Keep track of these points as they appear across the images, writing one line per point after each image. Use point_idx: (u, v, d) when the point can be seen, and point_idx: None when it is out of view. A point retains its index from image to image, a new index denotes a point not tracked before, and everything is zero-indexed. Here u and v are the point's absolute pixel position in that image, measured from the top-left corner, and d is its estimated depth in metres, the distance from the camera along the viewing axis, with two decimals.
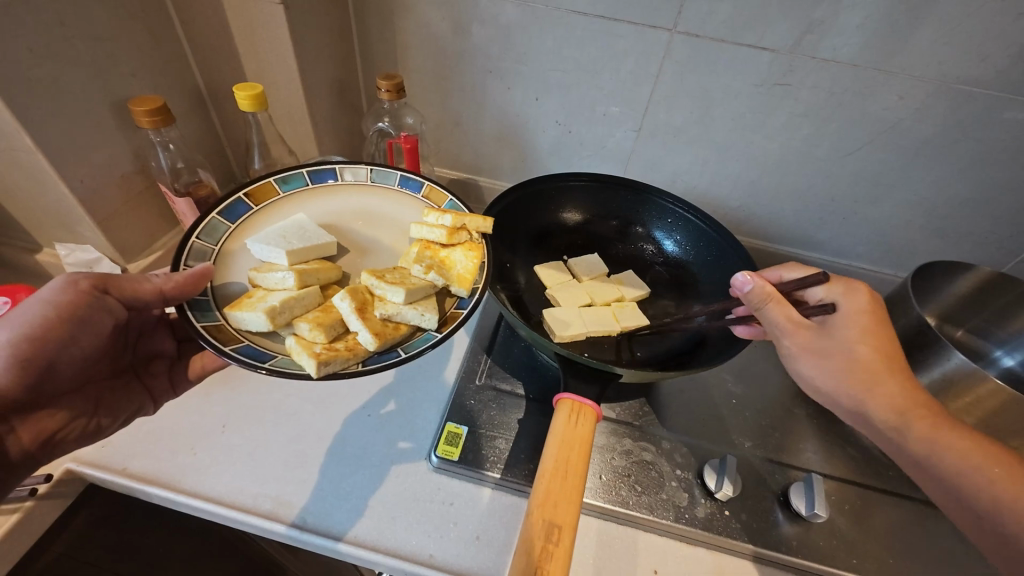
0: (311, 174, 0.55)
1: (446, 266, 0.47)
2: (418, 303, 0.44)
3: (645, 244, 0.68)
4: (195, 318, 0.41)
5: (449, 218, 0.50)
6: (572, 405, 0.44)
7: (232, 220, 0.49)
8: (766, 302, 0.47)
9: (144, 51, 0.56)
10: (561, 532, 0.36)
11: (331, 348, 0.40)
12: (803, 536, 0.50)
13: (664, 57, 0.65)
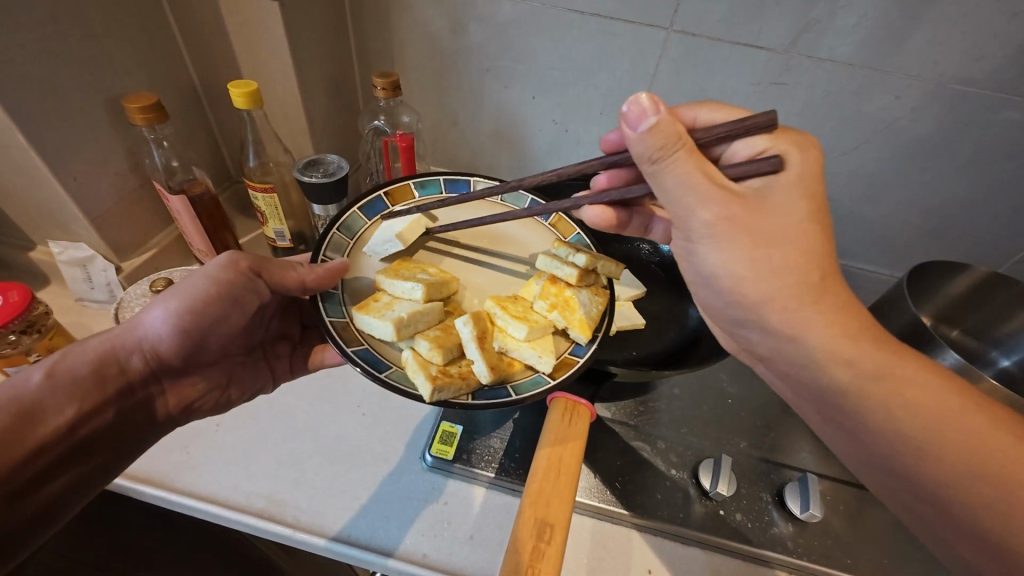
0: (448, 182, 0.57)
1: (570, 306, 0.47)
2: (537, 341, 0.44)
3: (641, 242, 0.68)
4: (326, 313, 0.44)
5: (584, 258, 0.50)
6: (567, 404, 0.44)
7: (370, 215, 0.53)
8: (676, 155, 0.36)
9: (140, 47, 0.56)
10: (554, 532, 0.36)
11: (447, 374, 0.41)
12: (797, 537, 0.50)
13: (662, 55, 0.65)
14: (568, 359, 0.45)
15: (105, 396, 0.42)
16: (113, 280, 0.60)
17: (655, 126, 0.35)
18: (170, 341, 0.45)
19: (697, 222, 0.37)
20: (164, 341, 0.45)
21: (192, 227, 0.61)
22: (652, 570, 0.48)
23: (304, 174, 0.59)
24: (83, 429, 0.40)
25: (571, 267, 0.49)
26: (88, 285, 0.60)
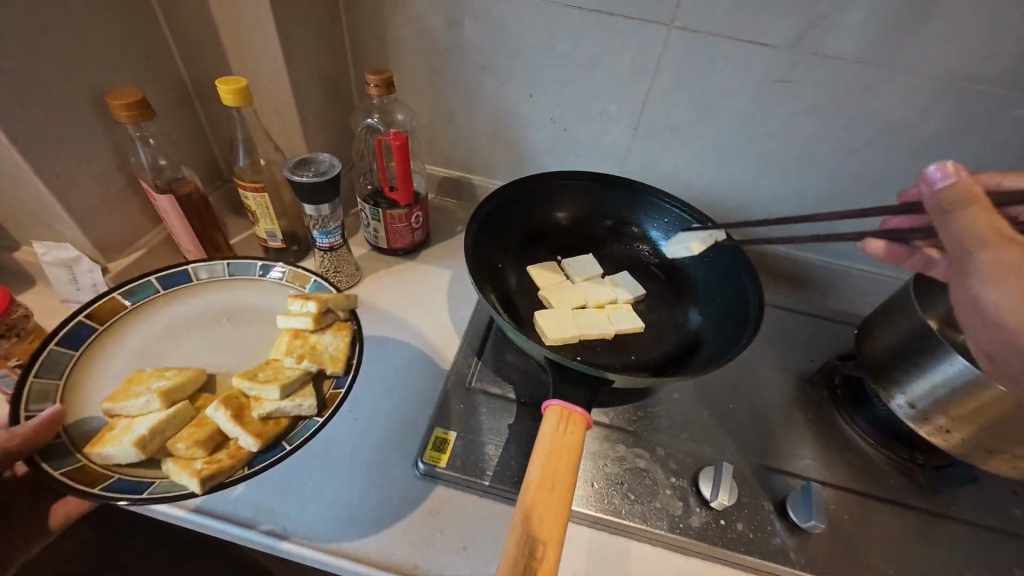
0: (161, 279, 0.52)
1: (317, 350, 0.47)
2: (294, 393, 0.43)
3: (641, 244, 0.66)
4: (51, 467, 0.38)
5: (313, 303, 0.48)
6: (561, 413, 0.43)
7: (77, 347, 0.46)
8: (969, 207, 0.38)
9: (127, 42, 0.54)
10: (546, 548, 0.35)
11: (213, 462, 0.40)
12: (800, 548, 0.49)
13: (662, 52, 0.64)
14: (331, 395, 0.45)
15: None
16: (99, 281, 0.59)
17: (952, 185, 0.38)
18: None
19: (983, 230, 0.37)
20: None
21: (181, 228, 0.59)
22: None
23: (295, 173, 0.58)
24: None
25: (302, 313, 0.48)
26: (73, 287, 0.59)
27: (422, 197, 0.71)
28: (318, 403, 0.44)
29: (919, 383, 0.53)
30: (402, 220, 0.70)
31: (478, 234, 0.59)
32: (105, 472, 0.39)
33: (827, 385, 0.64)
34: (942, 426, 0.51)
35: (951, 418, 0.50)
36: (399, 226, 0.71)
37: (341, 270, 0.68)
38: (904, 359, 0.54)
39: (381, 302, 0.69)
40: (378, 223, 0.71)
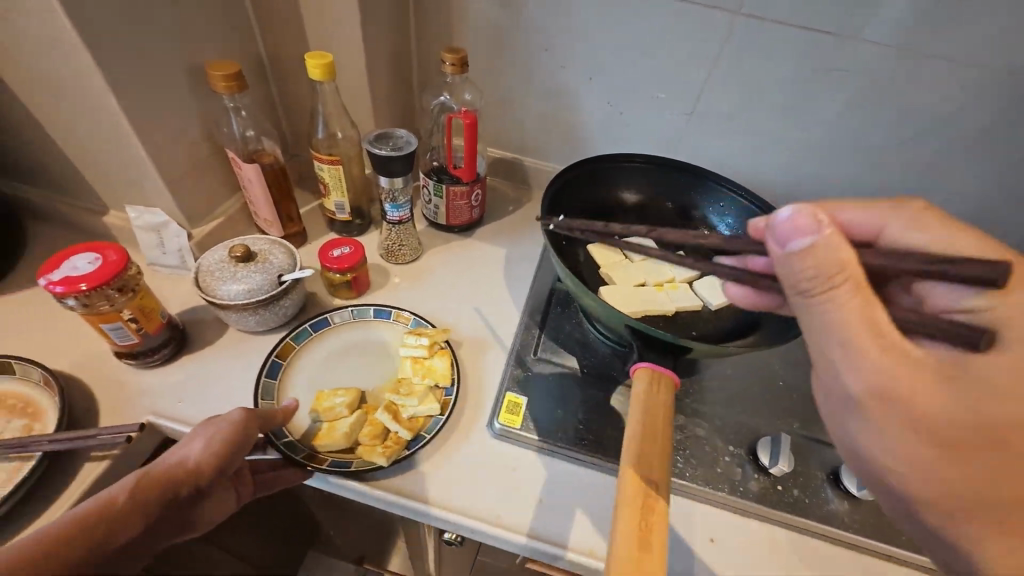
0: (314, 325, 0.58)
1: (430, 369, 0.55)
2: (426, 396, 0.52)
3: (699, 228, 0.67)
4: (292, 453, 0.47)
5: (427, 337, 0.55)
6: (650, 376, 0.45)
7: (276, 375, 0.53)
8: (842, 287, 0.33)
9: (218, 17, 0.56)
10: (659, 491, 0.38)
11: (388, 443, 0.48)
12: (853, 514, 0.52)
13: (726, 38, 0.65)
14: (444, 400, 0.53)
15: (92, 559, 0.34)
16: (184, 246, 0.62)
17: (816, 247, 0.33)
18: (165, 498, 0.38)
19: (832, 343, 0.34)
20: (166, 492, 0.38)
21: (263, 199, 0.62)
22: (715, 539, 0.50)
23: (373, 147, 0.60)
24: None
25: (418, 345, 0.55)
26: (160, 251, 0.62)
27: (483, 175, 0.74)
28: (439, 404, 0.52)
29: None
30: (462, 197, 0.73)
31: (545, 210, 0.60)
32: (320, 458, 0.48)
33: None
34: None
35: None
36: (460, 203, 0.74)
37: (406, 243, 0.70)
38: None
39: (442, 275, 0.72)
40: (440, 199, 0.73)
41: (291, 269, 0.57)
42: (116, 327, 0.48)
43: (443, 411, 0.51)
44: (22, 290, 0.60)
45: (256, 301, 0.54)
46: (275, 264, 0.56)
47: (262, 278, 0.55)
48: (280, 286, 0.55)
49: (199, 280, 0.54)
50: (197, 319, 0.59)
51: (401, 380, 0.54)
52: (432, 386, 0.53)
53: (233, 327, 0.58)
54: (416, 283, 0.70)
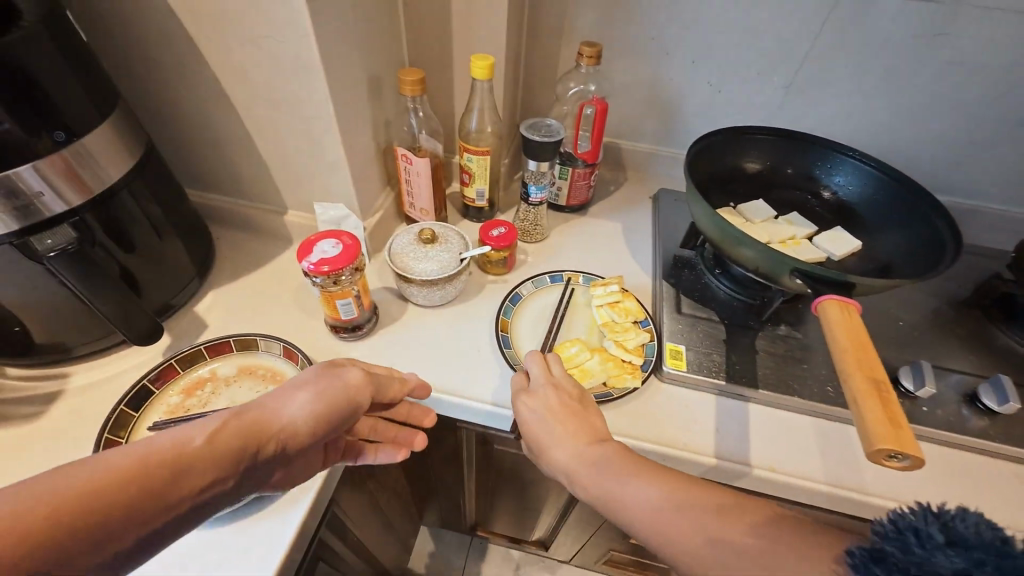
0: (509, 298, 0.67)
1: (624, 310, 0.65)
2: (635, 329, 0.62)
3: (811, 189, 0.74)
4: None
5: (614, 283, 0.66)
6: (839, 305, 0.47)
7: (509, 345, 0.62)
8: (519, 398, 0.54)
9: (389, 32, 0.64)
10: (888, 385, 0.39)
11: (629, 367, 0.59)
12: (993, 428, 0.58)
13: (828, 13, 0.71)
14: (647, 330, 0.63)
15: (228, 462, 0.35)
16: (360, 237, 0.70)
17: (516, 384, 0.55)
18: (295, 431, 0.40)
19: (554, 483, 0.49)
20: (298, 421, 0.40)
21: (426, 189, 0.70)
22: None
23: (528, 133, 0.68)
24: (179, 489, 0.32)
25: (609, 292, 0.65)
26: None
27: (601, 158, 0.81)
28: (647, 332, 0.63)
29: None
30: (583, 178, 0.80)
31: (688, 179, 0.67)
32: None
33: (978, 306, 0.73)
34: None
35: None
36: (581, 184, 0.81)
37: (540, 223, 0.77)
38: None
39: (573, 249, 0.79)
40: (564, 181, 0.80)
41: (467, 247, 0.65)
42: (347, 302, 0.57)
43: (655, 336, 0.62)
44: (227, 284, 0.69)
45: (448, 275, 0.61)
46: (455, 244, 0.64)
47: (448, 255, 0.63)
48: (463, 263, 0.63)
49: (394, 261, 0.62)
50: (381, 299, 0.67)
51: (608, 323, 0.63)
52: (634, 322, 0.64)
53: (415, 303, 0.66)
54: (552, 257, 0.78)
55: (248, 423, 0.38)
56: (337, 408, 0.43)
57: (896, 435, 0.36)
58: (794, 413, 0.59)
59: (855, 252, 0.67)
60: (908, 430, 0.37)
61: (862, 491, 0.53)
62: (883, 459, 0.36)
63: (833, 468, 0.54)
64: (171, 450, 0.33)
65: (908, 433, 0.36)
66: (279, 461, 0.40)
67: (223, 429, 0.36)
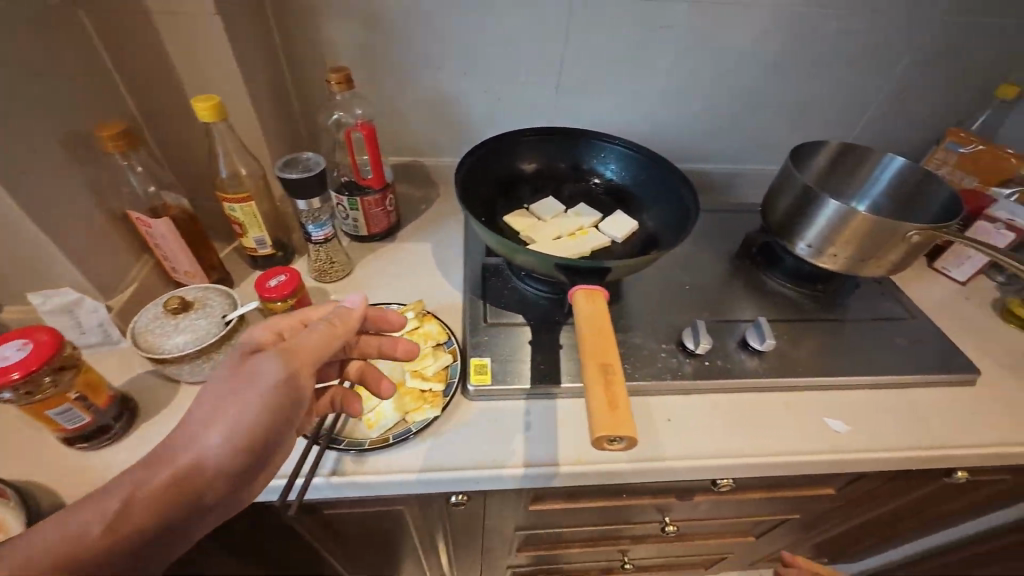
0: None
1: (425, 336, 0.62)
2: (435, 354, 0.60)
3: (591, 178, 0.78)
4: (355, 445, 0.52)
5: (409, 310, 0.63)
6: (587, 294, 0.49)
7: None
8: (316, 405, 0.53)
9: (82, 83, 0.55)
10: (614, 367, 0.41)
11: (429, 396, 0.56)
12: (763, 366, 0.65)
13: (567, 17, 0.76)
14: (451, 350, 0.62)
15: (161, 517, 0.37)
16: (106, 320, 0.59)
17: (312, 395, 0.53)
18: (220, 466, 0.39)
19: None
20: (218, 461, 0.39)
21: (179, 251, 0.61)
22: (670, 418, 0.60)
23: (285, 172, 0.62)
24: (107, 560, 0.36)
25: (405, 320, 0.63)
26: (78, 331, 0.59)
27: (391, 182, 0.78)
28: (449, 354, 0.61)
29: (811, 229, 0.71)
30: (377, 205, 0.77)
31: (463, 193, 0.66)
32: (383, 439, 0.53)
33: (748, 256, 0.83)
34: (831, 253, 0.70)
35: (837, 244, 0.69)
36: (376, 211, 0.78)
37: (336, 259, 0.73)
38: (795, 217, 0.72)
39: (381, 279, 0.76)
40: (356, 212, 0.77)
41: (234, 306, 0.57)
42: (65, 408, 0.47)
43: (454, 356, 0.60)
44: None
45: (209, 345, 0.54)
46: (216, 306, 0.57)
47: (207, 321, 0.55)
48: (228, 326, 0.56)
49: (138, 342, 0.53)
50: (144, 386, 0.58)
51: None
52: (435, 346, 0.62)
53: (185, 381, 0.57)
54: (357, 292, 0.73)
55: (162, 483, 0.37)
56: (257, 426, 0.40)
57: (609, 418, 0.37)
58: None
59: (634, 231, 0.72)
60: (626, 406, 0.38)
61: (657, 458, 0.56)
62: (604, 441, 0.37)
63: (632, 443, 0.57)
64: (79, 538, 0.35)
65: (625, 410, 0.38)
66: (222, 492, 0.40)
67: (137, 497, 0.37)
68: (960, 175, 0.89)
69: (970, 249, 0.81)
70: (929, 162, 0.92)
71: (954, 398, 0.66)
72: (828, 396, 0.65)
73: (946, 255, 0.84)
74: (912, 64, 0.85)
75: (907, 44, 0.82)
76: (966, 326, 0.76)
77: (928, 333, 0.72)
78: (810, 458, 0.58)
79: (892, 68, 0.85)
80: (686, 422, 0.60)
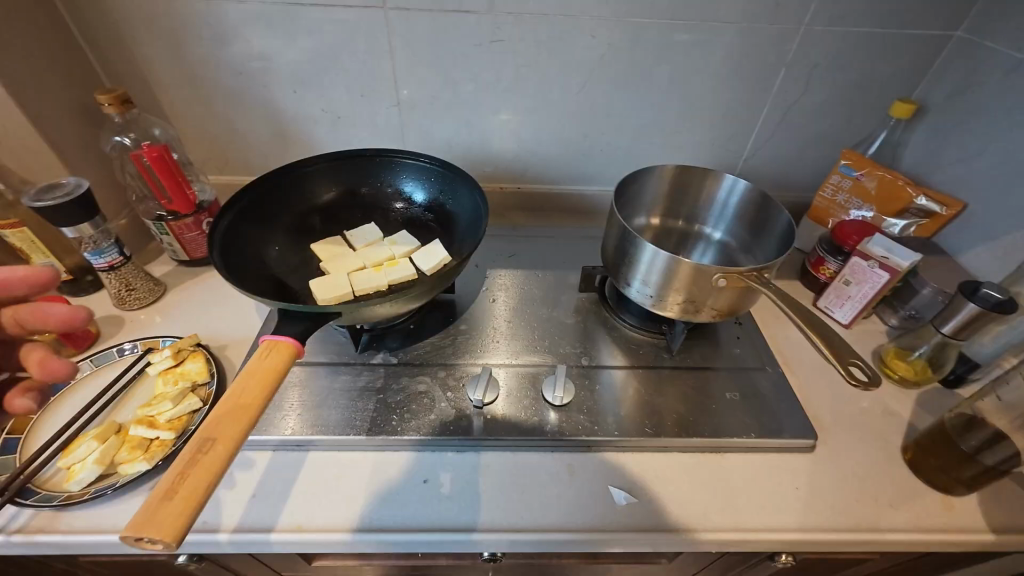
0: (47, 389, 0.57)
1: (181, 376, 0.58)
2: (179, 398, 0.55)
3: (415, 203, 0.73)
4: (43, 500, 0.47)
5: (172, 347, 0.59)
6: (269, 345, 0.43)
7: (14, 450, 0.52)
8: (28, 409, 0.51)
9: None
10: (216, 445, 0.34)
11: (151, 447, 0.51)
12: (558, 421, 0.58)
13: (390, 32, 0.70)
14: (205, 394, 0.57)
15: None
16: None
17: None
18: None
19: None
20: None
21: None
22: (428, 480, 0.53)
23: (36, 202, 0.58)
24: None
25: (164, 358, 0.59)
26: None
27: (209, 203, 0.74)
28: (200, 399, 0.56)
29: (635, 266, 0.63)
30: (193, 229, 0.73)
31: (240, 221, 0.62)
32: (78, 495, 0.48)
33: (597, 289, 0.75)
34: (653, 294, 0.63)
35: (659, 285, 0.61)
36: (193, 236, 0.74)
37: (136, 285, 0.69)
38: (622, 251, 0.64)
39: (190, 306, 0.72)
40: (169, 237, 0.73)
41: None
42: None
43: (200, 401, 0.55)
44: None
45: None
46: None
47: None
48: None
49: None
50: None
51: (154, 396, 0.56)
52: (188, 387, 0.57)
53: None
54: (156, 321, 0.69)
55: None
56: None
57: (150, 513, 0.30)
58: (354, 453, 0.56)
59: (443, 263, 0.66)
60: (190, 499, 0.32)
61: (390, 530, 0.49)
62: (142, 542, 0.30)
63: (369, 507, 0.51)
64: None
65: (183, 504, 0.31)
66: None
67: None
68: (856, 201, 0.78)
69: (851, 288, 0.70)
70: (825, 187, 0.81)
71: (782, 468, 0.56)
72: (628, 460, 0.56)
73: (828, 293, 0.74)
74: (792, 77, 0.75)
75: (781, 56, 0.73)
76: (832, 379, 0.66)
77: (774, 387, 0.63)
78: (582, 538, 0.50)
79: (770, 82, 0.76)
80: (444, 485, 0.53)
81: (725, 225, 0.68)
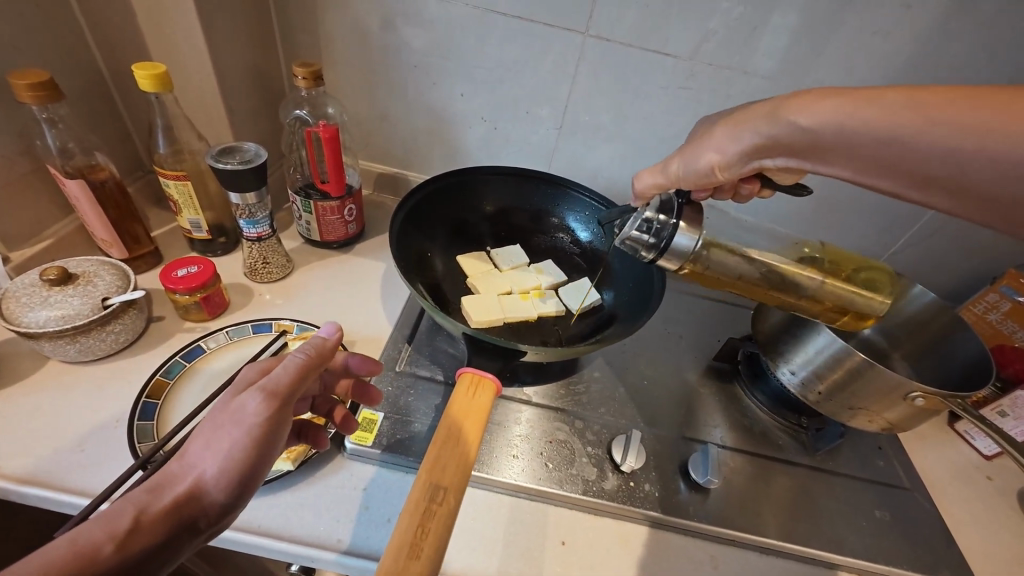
0: (185, 356, 0.56)
1: None
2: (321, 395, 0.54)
3: (563, 233, 0.71)
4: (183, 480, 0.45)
5: None
6: (473, 379, 0.43)
7: (151, 416, 0.50)
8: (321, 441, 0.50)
9: (31, 26, 0.51)
10: (448, 493, 0.35)
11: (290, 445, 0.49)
12: (700, 503, 0.54)
13: (580, 58, 0.69)
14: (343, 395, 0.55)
15: (167, 534, 0.34)
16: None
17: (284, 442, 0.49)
18: (225, 473, 0.36)
19: None
20: (221, 478, 0.36)
21: (94, 217, 0.57)
22: (565, 541, 0.50)
23: (217, 162, 0.57)
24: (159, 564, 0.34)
25: None
26: None
27: (355, 190, 0.72)
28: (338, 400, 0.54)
29: (799, 354, 0.60)
30: (334, 212, 0.71)
31: (406, 222, 0.61)
32: None
33: (729, 361, 0.72)
34: (818, 390, 0.58)
35: (825, 383, 0.57)
36: (332, 219, 0.72)
37: (271, 260, 0.67)
38: (786, 334, 0.61)
39: (316, 289, 0.69)
40: (310, 216, 0.71)
41: (121, 291, 0.53)
42: None
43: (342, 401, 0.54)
44: None
45: (72, 327, 0.49)
46: (100, 286, 0.52)
47: (81, 301, 0.51)
48: (105, 311, 0.51)
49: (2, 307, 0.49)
50: (16, 353, 0.54)
51: None
52: None
53: (52, 358, 0.53)
54: (285, 299, 0.67)
55: (163, 503, 0.34)
56: (252, 445, 0.36)
57: (394, 565, 0.31)
58: (488, 492, 0.53)
59: (593, 305, 0.63)
60: (435, 553, 0.32)
61: None
62: None
63: (509, 560, 0.48)
64: (76, 562, 0.30)
65: (426, 559, 0.32)
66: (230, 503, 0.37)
67: (141, 518, 0.33)
68: (1011, 324, 0.71)
69: (1006, 421, 0.66)
70: (976, 302, 0.75)
71: None
72: (770, 564, 0.53)
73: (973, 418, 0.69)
74: None
75: None
76: (978, 515, 0.62)
77: (923, 514, 0.59)
78: None
79: None
80: (585, 551, 0.50)
81: (889, 329, 0.66)
